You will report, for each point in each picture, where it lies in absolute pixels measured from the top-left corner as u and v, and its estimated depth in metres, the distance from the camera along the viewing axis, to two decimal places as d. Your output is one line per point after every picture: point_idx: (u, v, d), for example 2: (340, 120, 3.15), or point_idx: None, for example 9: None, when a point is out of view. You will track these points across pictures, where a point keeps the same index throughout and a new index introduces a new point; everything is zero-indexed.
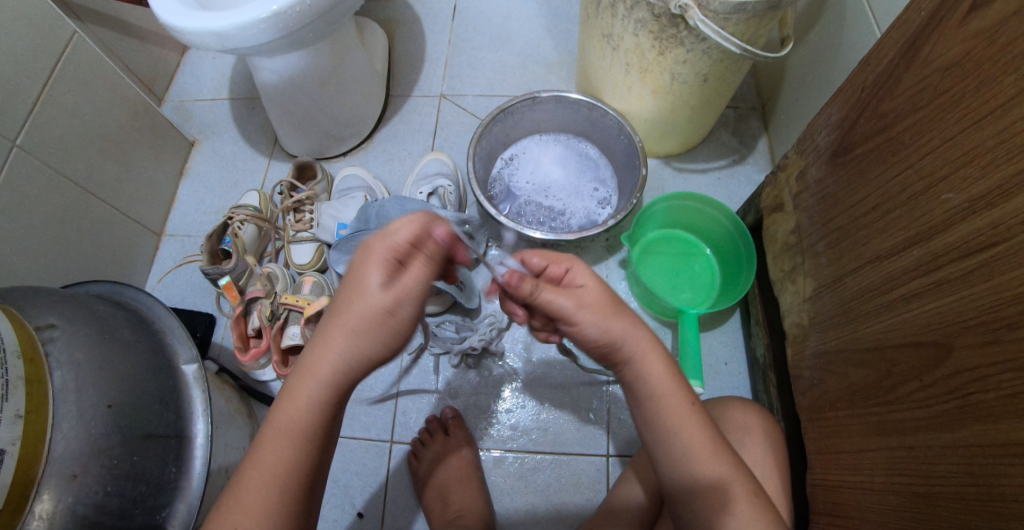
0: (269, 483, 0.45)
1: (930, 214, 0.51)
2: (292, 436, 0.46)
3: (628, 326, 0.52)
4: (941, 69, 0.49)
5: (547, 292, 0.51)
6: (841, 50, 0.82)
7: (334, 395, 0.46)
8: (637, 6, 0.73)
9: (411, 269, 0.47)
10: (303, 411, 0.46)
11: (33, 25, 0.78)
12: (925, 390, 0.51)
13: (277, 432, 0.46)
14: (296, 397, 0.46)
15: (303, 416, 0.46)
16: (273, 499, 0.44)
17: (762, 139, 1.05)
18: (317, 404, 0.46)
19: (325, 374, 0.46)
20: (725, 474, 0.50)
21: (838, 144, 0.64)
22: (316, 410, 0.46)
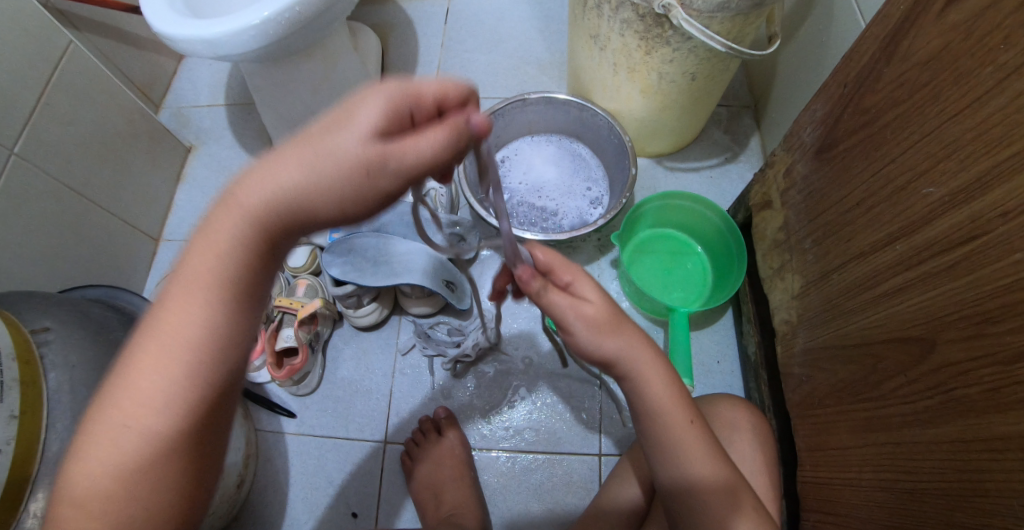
0: (172, 351, 0.36)
1: (913, 208, 0.50)
2: (209, 288, 0.37)
3: (627, 343, 0.51)
4: (920, 63, 0.49)
5: (552, 295, 0.49)
6: (829, 47, 0.82)
7: (267, 238, 0.37)
8: (622, 6, 0.74)
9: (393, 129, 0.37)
10: (226, 253, 0.36)
11: (29, 33, 0.79)
12: (910, 385, 0.51)
13: (184, 287, 0.37)
14: (216, 243, 0.36)
15: (227, 261, 0.37)
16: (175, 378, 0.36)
17: (754, 137, 1.05)
18: (244, 242, 0.36)
19: (257, 207, 0.36)
20: (704, 464, 0.52)
21: (822, 140, 0.65)
22: (236, 259, 0.37)
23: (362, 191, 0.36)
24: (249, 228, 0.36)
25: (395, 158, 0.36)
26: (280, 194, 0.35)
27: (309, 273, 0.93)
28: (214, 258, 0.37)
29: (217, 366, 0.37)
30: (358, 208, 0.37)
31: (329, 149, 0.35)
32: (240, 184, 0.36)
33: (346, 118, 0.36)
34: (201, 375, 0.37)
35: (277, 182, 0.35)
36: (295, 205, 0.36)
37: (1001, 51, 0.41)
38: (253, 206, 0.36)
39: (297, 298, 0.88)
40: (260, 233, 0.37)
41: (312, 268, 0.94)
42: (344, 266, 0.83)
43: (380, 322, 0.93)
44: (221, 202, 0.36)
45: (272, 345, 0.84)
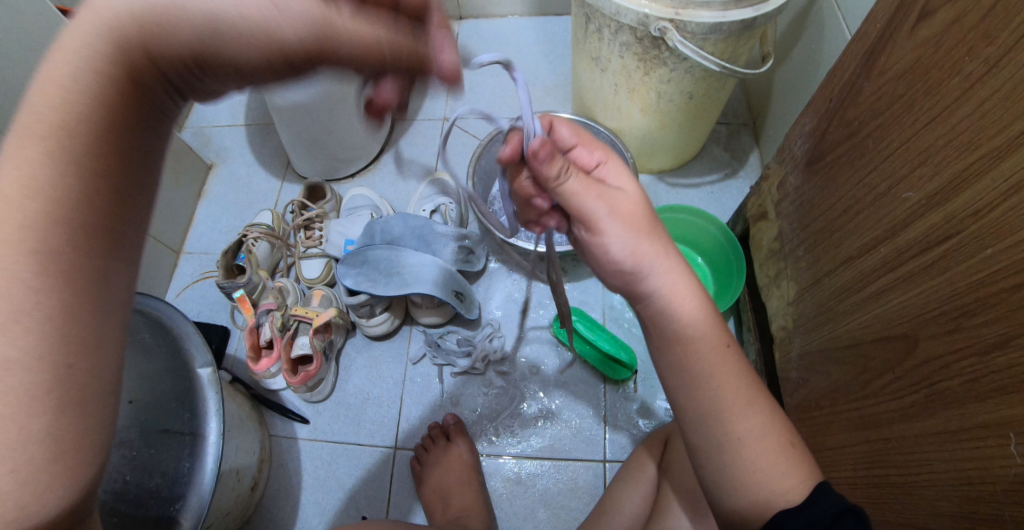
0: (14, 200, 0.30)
1: (895, 212, 0.53)
2: (57, 124, 0.31)
3: (661, 251, 0.50)
4: (896, 76, 0.53)
5: (575, 181, 0.49)
6: (821, 65, 0.86)
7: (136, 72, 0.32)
8: (621, 30, 0.78)
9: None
10: (77, 74, 0.31)
11: None
12: (897, 381, 0.53)
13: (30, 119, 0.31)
14: (70, 55, 0.31)
15: (80, 89, 0.31)
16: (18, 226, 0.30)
17: (754, 153, 1.09)
18: (106, 67, 0.32)
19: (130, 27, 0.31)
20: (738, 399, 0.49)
21: (811, 152, 0.68)
22: (99, 92, 0.32)
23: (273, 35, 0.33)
24: (117, 49, 0.32)
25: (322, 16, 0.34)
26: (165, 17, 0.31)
27: (324, 284, 0.98)
28: (65, 76, 0.31)
29: (71, 232, 0.32)
30: (269, 51, 0.33)
31: None
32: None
33: None
34: (40, 218, 0.31)
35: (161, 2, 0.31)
36: (168, 7, 0.31)
37: (966, 63, 0.44)
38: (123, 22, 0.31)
39: (312, 307, 0.92)
40: (127, 69, 0.32)
41: (326, 280, 0.98)
42: (357, 277, 0.86)
43: (392, 331, 0.96)
44: (78, 7, 0.31)
45: (289, 352, 0.88)
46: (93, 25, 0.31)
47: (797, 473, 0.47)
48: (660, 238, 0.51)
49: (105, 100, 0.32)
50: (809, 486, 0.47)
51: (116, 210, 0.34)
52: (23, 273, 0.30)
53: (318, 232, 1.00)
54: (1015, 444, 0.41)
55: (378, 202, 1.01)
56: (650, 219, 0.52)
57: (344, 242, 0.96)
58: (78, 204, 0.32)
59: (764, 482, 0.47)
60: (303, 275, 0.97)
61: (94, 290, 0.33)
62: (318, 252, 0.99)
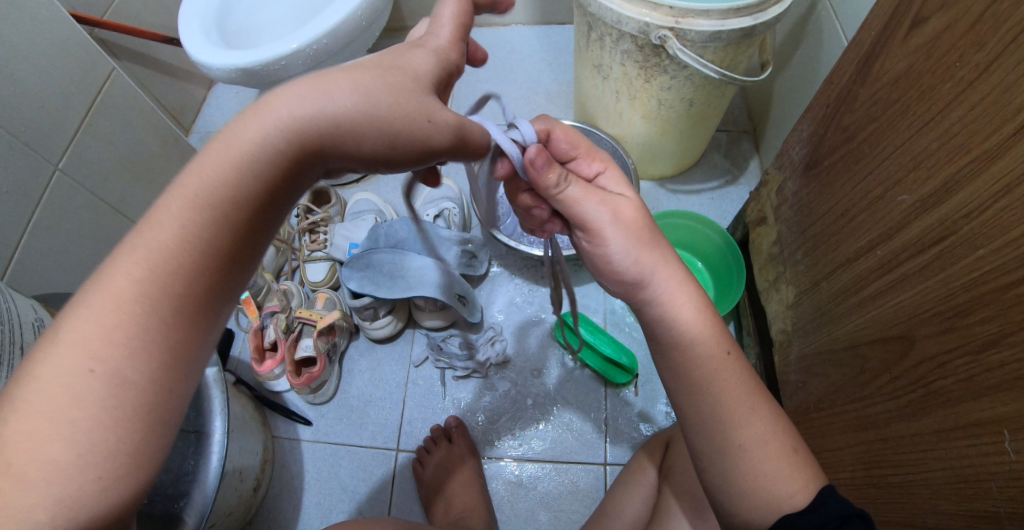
0: (165, 269, 0.35)
1: (890, 215, 0.54)
2: (210, 204, 0.36)
3: (661, 260, 0.51)
4: (891, 82, 0.54)
5: (574, 188, 0.50)
6: (819, 73, 0.87)
7: (289, 162, 0.38)
8: (623, 38, 0.80)
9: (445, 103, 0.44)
10: (237, 164, 0.36)
11: (75, 59, 0.85)
12: (893, 382, 0.54)
13: (184, 201, 0.36)
14: (236, 146, 0.36)
15: (234, 177, 0.36)
16: (156, 292, 0.35)
17: (753, 160, 1.10)
18: (263, 160, 0.37)
19: (287, 128, 0.37)
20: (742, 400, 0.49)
21: (810, 157, 0.69)
22: (251, 180, 0.37)
23: (413, 139, 0.41)
24: (277, 145, 0.37)
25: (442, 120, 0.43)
26: (325, 123, 0.38)
27: (328, 288, 0.99)
28: (226, 163, 0.36)
29: (207, 298, 0.37)
30: (403, 150, 0.42)
31: (390, 93, 0.40)
32: (272, 99, 0.37)
33: (396, 70, 0.42)
34: (189, 278, 0.36)
35: (318, 109, 0.38)
36: (334, 118, 0.38)
37: (958, 68, 0.46)
38: (282, 120, 0.37)
39: (316, 310, 0.93)
40: (283, 159, 0.37)
41: (330, 283, 1.00)
42: (361, 280, 0.88)
43: (395, 334, 0.97)
44: (255, 107, 0.37)
45: (292, 355, 0.89)
46: (274, 123, 0.37)
47: (801, 477, 0.48)
48: (659, 248, 0.52)
49: (261, 184, 0.37)
50: (814, 489, 0.47)
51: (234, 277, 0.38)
52: (138, 327, 0.35)
53: (323, 236, 1.00)
54: (1009, 440, 0.42)
55: (382, 207, 1.03)
56: (646, 225, 0.52)
57: (349, 246, 0.96)
58: (223, 273, 0.37)
59: (772, 485, 0.47)
60: (308, 279, 0.99)
61: (210, 338, 0.38)
62: (322, 256, 0.99)
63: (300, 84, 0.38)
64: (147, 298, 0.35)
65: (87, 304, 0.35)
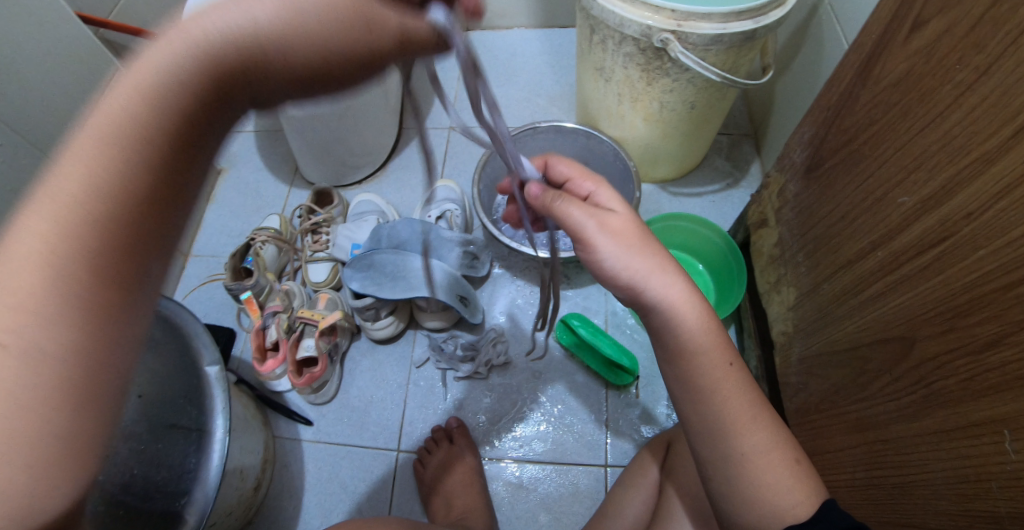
0: (71, 216, 0.31)
1: (891, 216, 0.55)
2: (123, 139, 0.32)
3: (656, 267, 0.50)
4: (891, 84, 0.54)
5: (566, 203, 0.52)
6: (820, 77, 0.88)
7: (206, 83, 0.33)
8: (625, 41, 0.80)
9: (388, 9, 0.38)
10: (147, 90, 0.32)
11: None
12: (894, 382, 0.54)
13: (93, 137, 0.32)
14: (147, 69, 0.32)
15: (144, 106, 0.32)
16: (63, 244, 0.31)
17: (755, 163, 1.10)
18: (173, 82, 0.32)
19: (201, 42, 0.32)
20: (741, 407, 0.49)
21: (811, 159, 0.70)
22: (167, 109, 0.33)
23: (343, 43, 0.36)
24: (190, 65, 0.32)
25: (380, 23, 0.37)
26: (241, 33, 0.33)
27: (330, 288, 0.99)
28: (136, 89, 0.32)
29: (127, 252, 0.32)
30: (337, 60, 0.36)
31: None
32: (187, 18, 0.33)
33: None
34: (99, 227, 0.31)
35: (232, 21, 0.33)
36: (252, 27, 0.33)
37: (958, 70, 0.46)
38: (194, 35, 0.32)
39: (318, 310, 0.93)
40: (200, 82, 0.33)
41: (332, 284, 1.00)
42: (363, 280, 0.88)
43: (397, 335, 0.98)
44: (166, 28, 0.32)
45: (294, 354, 0.89)
46: (182, 39, 0.32)
47: (804, 489, 0.48)
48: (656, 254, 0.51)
49: (181, 115, 0.33)
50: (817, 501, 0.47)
51: (155, 229, 0.33)
52: (46, 299, 0.31)
53: (325, 237, 1.01)
54: (1009, 440, 0.42)
55: (384, 208, 1.03)
56: (645, 238, 0.52)
57: (351, 246, 0.97)
58: (141, 225, 0.33)
59: (775, 485, 0.48)
60: (310, 279, 0.99)
61: None
62: (325, 256, 1.00)
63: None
64: (51, 253, 0.31)
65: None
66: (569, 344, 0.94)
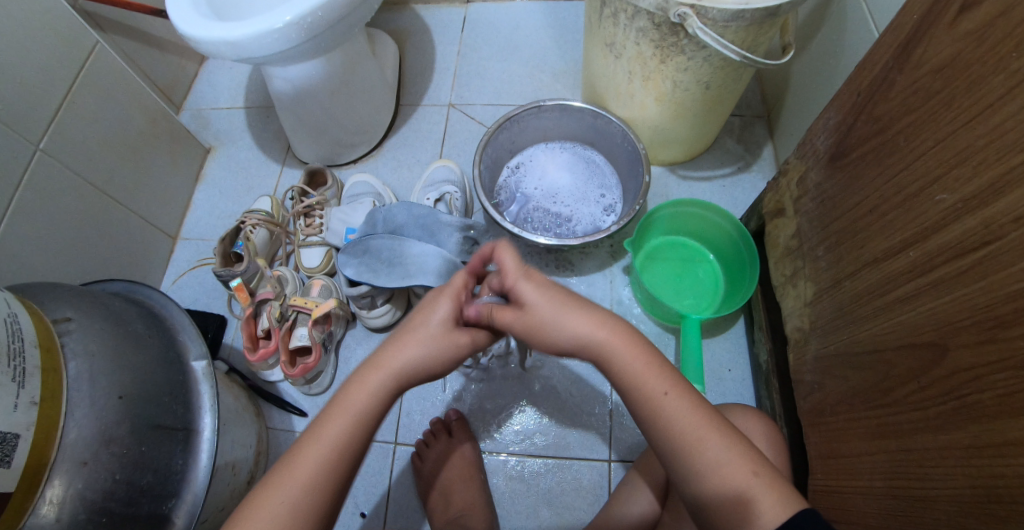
0: (309, 479, 0.45)
1: (926, 215, 0.51)
2: (350, 422, 0.47)
3: (597, 324, 0.49)
4: (933, 70, 0.50)
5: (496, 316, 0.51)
6: (841, 57, 0.83)
7: (392, 389, 0.49)
8: (639, 15, 0.75)
9: (421, 338, 0.49)
10: (366, 394, 0.48)
11: (59, 34, 0.79)
12: (924, 390, 0.52)
13: (337, 411, 0.48)
14: (365, 383, 0.48)
15: (334, 438, 0.47)
16: (301, 492, 0.45)
17: (767, 147, 1.05)
18: (378, 393, 0.48)
19: (382, 379, 0.49)
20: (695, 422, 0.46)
21: (835, 148, 0.65)
22: (369, 413, 0.48)
23: (422, 356, 0.49)
24: (384, 386, 0.49)
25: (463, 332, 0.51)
26: (412, 360, 0.49)
27: (324, 274, 0.95)
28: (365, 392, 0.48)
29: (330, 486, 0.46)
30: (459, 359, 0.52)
31: (420, 335, 0.49)
32: (380, 354, 0.50)
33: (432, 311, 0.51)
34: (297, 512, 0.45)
35: (410, 352, 0.49)
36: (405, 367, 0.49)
37: (1013, 58, 0.42)
38: (396, 364, 0.49)
39: (312, 297, 0.89)
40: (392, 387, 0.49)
41: (326, 269, 0.95)
42: (358, 267, 0.84)
43: (393, 323, 0.94)
44: (372, 363, 0.49)
45: (287, 344, 0.85)
46: (378, 379, 0.49)
47: None
48: (593, 309, 0.50)
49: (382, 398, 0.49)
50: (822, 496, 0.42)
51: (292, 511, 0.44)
52: None
53: (318, 220, 0.96)
54: None
55: (380, 190, 0.98)
56: (562, 297, 0.50)
57: (345, 230, 0.92)
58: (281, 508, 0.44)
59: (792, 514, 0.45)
60: (303, 264, 0.95)
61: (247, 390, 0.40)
62: (318, 240, 0.95)
63: (364, 370, 0.49)
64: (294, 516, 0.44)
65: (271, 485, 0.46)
66: None
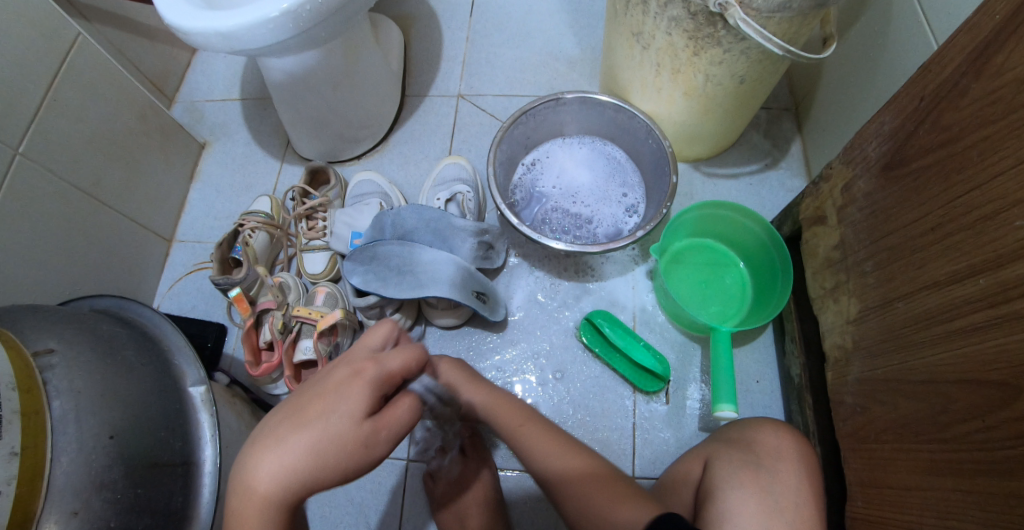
0: None
1: (1001, 241, 0.46)
2: None
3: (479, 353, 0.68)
4: (1018, 80, 0.44)
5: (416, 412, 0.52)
6: (884, 50, 0.76)
7: (281, 509, 0.42)
8: (672, 3, 0.68)
9: (290, 444, 0.42)
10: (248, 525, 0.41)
11: (36, 26, 0.72)
12: (987, 432, 0.47)
13: None
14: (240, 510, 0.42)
15: None
16: None
17: (796, 142, 0.99)
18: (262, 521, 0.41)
19: (260, 500, 0.41)
20: (569, 462, 0.58)
21: (890, 156, 0.60)
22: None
23: (296, 465, 0.42)
24: (268, 511, 0.42)
25: (361, 426, 0.44)
26: (282, 472, 0.42)
27: (328, 280, 0.90)
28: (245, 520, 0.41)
29: None
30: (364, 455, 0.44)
31: (291, 436, 0.43)
32: (243, 469, 0.43)
33: (307, 404, 0.44)
34: None
35: (278, 462, 0.42)
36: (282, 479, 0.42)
37: None
38: (264, 481, 0.42)
39: (316, 307, 0.84)
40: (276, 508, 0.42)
41: (330, 275, 0.90)
42: (366, 274, 0.78)
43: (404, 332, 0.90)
44: (238, 483, 0.42)
45: (290, 358, 0.81)
46: (257, 505, 0.41)
47: None
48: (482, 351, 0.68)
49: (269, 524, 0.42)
50: None
51: None
52: None
53: (322, 223, 0.91)
54: None
55: (387, 189, 0.92)
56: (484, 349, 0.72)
57: (351, 235, 0.86)
58: None
59: None
60: (306, 270, 0.90)
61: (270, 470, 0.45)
62: (322, 245, 0.90)
63: (236, 492, 0.42)
64: None
65: None
66: (591, 343, 0.86)
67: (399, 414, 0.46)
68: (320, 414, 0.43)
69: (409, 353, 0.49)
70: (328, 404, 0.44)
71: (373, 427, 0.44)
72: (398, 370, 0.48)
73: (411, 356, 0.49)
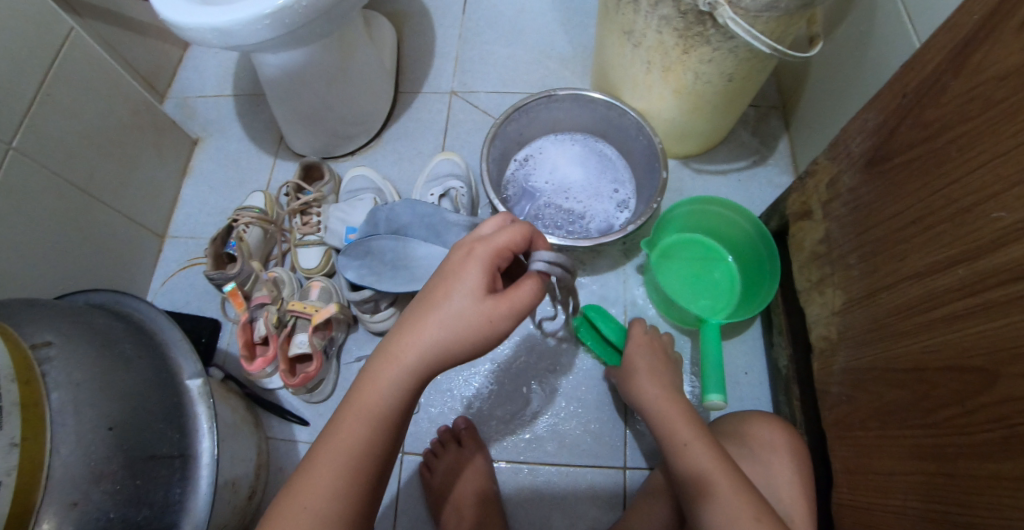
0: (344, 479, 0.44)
1: (980, 232, 0.48)
2: (372, 416, 0.45)
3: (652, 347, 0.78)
4: (995, 78, 0.46)
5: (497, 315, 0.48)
6: (869, 50, 0.78)
7: (413, 382, 0.45)
8: (662, 2, 0.70)
9: (431, 315, 0.44)
10: (384, 391, 0.45)
11: (29, 21, 0.72)
12: (968, 416, 0.49)
13: (350, 415, 0.45)
14: (376, 382, 0.45)
15: (359, 435, 0.45)
16: (341, 480, 0.44)
17: (783, 140, 1.01)
18: (397, 389, 0.45)
19: (405, 361, 0.45)
20: (696, 443, 0.62)
21: (874, 152, 0.62)
22: (393, 398, 0.45)
23: (432, 340, 0.44)
24: (403, 375, 0.44)
25: (491, 303, 0.44)
26: (424, 343, 0.44)
27: (322, 275, 0.90)
28: (383, 384, 0.45)
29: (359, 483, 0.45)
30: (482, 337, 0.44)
31: (432, 310, 0.44)
32: (395, 339, 0.45)
33: (442, 284, 0.45)
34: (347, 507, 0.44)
35: (417, 336, 0.44)
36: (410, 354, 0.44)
37: None
38: (403, 353, 0.45)
39: (311, 301, 0.85)
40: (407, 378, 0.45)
41: (325, 270, 0.91)
42: (359, 269, 0.81)
43: None
44: (379, 354, 0.45)
45: (286, 352, 0.81)
46: (398, 368, 0.45)
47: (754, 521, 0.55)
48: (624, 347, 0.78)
49: (398, 394, 0.45)
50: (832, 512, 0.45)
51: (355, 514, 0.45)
52: None
53: (316, 218, 0.91)
54: None
55: (381, 185, 0.93)
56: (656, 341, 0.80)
57: (346, 230, 0.87)
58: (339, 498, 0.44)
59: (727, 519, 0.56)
60: (300, 265, 0.90)
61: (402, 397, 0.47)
62: (316, 240, 0.90)
63: (379, 357, 0.46)
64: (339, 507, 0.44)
65: (304, 480, 0.45)
66: (583, 335, 0.87)
67: (524, 294, 0.45)
68: (446, 293, 0.45)
69: (519, 230, 0.46)
70: (460, 275, 0.45)
71: (498, 307, 0.44)
72: (508, 245, 0.45)
73: (520, 232, 0.46)
